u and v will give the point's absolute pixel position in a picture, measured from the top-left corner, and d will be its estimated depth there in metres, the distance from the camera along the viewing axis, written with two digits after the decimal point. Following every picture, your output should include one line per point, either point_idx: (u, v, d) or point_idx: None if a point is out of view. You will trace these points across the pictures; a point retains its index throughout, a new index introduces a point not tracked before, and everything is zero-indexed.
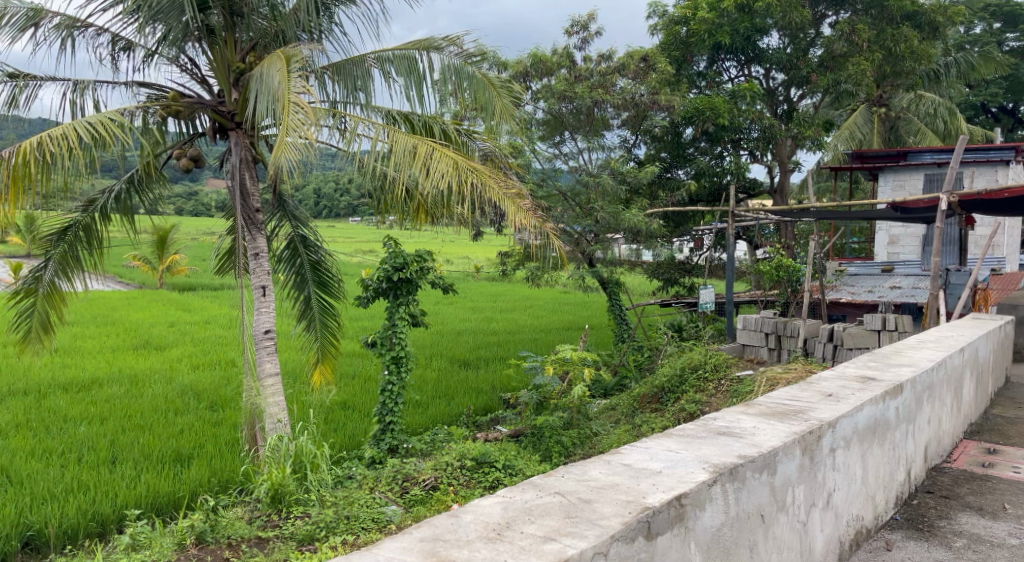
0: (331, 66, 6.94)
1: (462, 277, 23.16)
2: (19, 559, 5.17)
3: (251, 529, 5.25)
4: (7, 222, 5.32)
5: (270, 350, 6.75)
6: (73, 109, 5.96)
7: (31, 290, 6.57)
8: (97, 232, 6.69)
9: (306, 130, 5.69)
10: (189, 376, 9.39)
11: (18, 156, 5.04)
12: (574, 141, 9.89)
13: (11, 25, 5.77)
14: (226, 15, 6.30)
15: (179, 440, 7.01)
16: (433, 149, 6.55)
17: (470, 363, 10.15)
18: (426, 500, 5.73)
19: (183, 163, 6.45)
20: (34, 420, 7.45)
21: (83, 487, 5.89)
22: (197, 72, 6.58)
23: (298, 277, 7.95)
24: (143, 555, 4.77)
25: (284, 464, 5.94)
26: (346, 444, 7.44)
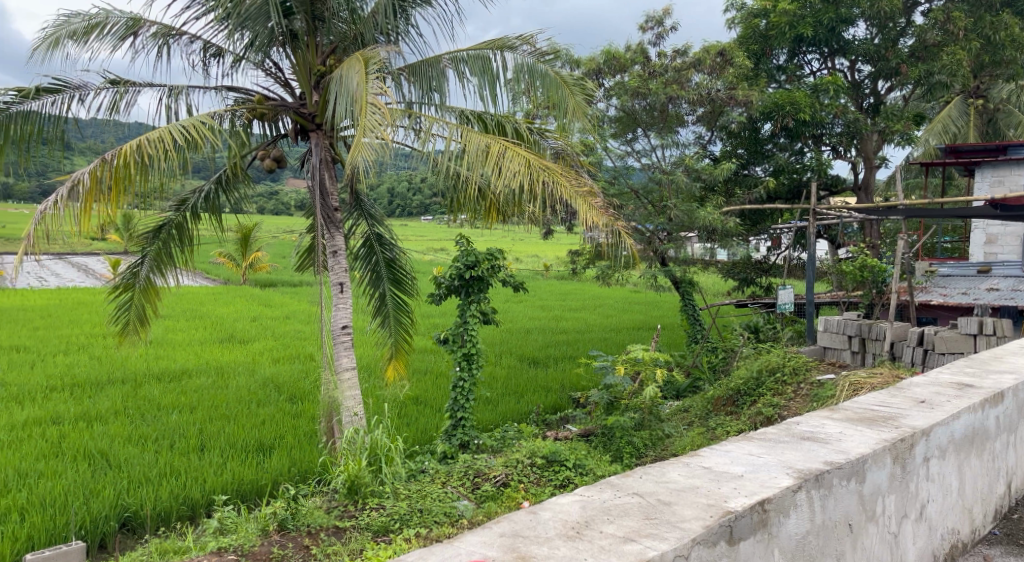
0: (407, 67, 7.07)
1: (532, 277, 23.25)
2: (119, 538, 5.46)
3: (329, 518, 5.39)
4: (109, 220, 5.64)
5: (348, 345, 6.91)
6: (169, 113, 6.24)
7: (128, 285, 6.92)
8: (188, 231, 6.98)
9: (383, 130, 5.82)
10: (271, 369, 9.70)
11: (119, 158, 5.33)
12: (647, 138, 9.81)
13: (113, 34, 6.09)
14: (309, 20, 6.50)
15: (262, 430, 7.26)
16: (506, 148, 6.60)
17: (540, 362, 10.17)
18: (498, 496, 5.77)
19: (267, 164, 6.68)
20: (131, 407, 7.85)
21: (175, 472, 6.17)
22: (281, 76, 6.80)
23: (374, 274, 8.14)
24: (230, 539, 5.03)
25: (360, 457, 6.07)
26: (418, 438, 7.59)
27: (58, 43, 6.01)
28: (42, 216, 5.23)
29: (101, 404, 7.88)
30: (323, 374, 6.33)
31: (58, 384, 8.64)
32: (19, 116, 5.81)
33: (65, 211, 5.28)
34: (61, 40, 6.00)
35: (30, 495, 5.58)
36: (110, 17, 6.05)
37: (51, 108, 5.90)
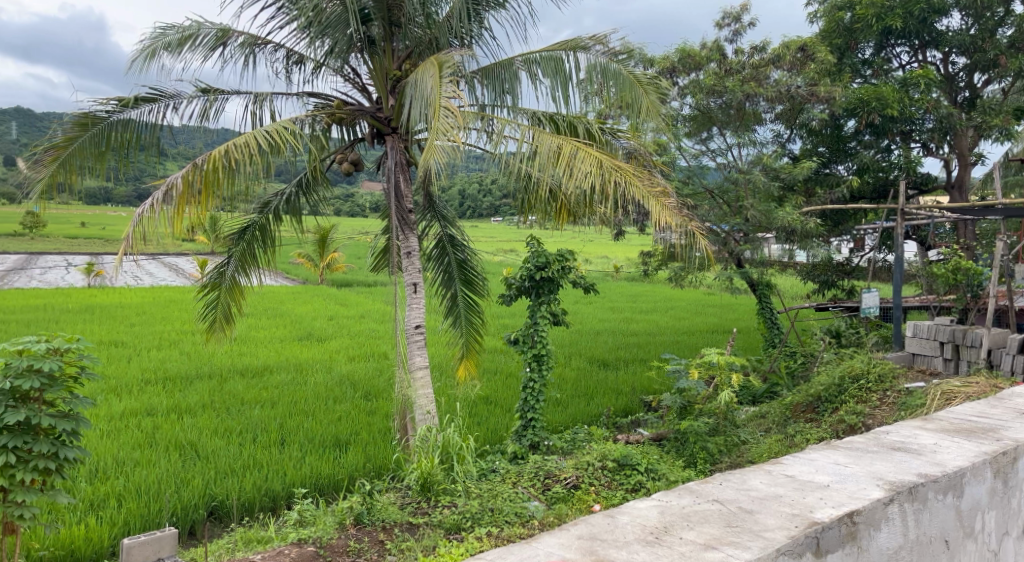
0: (480, 71, 7.13)
1: (602, 278, 23.15)
2: (207, 525, 5.71)
3: (403, 514, 5.48)
4: (199, 223, 5.89)
5: (421, 344, 7.00)
6: (254, 119, 6.46)
7: (215, 284, 7.19)
8: (271, 232, 7.23)
9: (455, 133, 5.88)
10: (347, 367, 9.92)
11: (208, 163, 5.56)
12: (722, 137, 9.69)
13: (203, 45, 6.34)
14: (385, 26, 6.62)
15: (338, 426, 7.45)
16: (578, 149, 6.58)
17: (610, 364, 10.09)
18: (568, 499, 5.78)
19: (344, 168, 6.83)
20: (217, 401, 8.15)
21: (259, 465, 6.39)
22: (359, 81, 6.97)
23: (446, 275, 8.25)
24: (310, 531, 5.21)
25: (432, 455, 6.13)
26: (489, 438, 7.65)
27: (154, 54, 6.30)
28: (140, 218, 5.49)
29: (190, 397, 8.21)
30: (397, 373, 6.43)
31: (151, 377, 9.05)
32: (119, 123, 6.12)
33: (159, 214, 5.53)
34: (157, 52, 6.29)
35: (127, 482, 5.88)
36: (201, 28, 6.30)
37: (148, 116, 6.21)
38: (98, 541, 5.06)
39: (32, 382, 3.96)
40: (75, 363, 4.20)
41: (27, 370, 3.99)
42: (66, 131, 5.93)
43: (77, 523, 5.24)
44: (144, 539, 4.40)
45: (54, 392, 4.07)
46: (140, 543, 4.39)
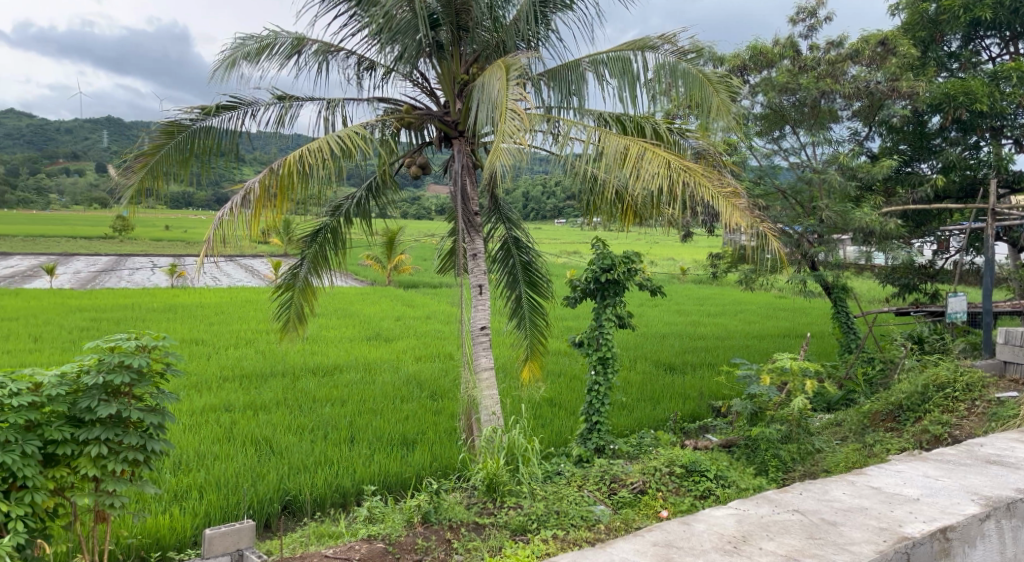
0: (546, 73, 7.12)
1: (668, 280, 22.87)
2: (280, 518, 5.86)
3: (469, 514, 5.49)
4: (274, 225, 6.06)
5: (486, 346, 6.99)
6: (327, 125, 6.60)
7: (289, 285, 7.39)
8: (342, 235, 7.39)
9: (521, 136, 5.89)
10: (414, 367, 10.04)
11: (284, 168, 5.71)
12: (796, 135, 9.47)
13: (279, 53, 6.50)
14: (453, 31, 6.66)
15: (405, 425, 7.54)
16: (645, 149, 6.50)
17: (677, 368, 9.93)
18: (635, 504, 5.74)
19: (413, 172, 6.93)
20: (290, 398, 8.35)
21: (330, 461, 6.52)
22: (427, 86, 7.03)
23: (510, 277, 8.25)
24: (379, 529, 5.28)
25: (498, 455, 6.13)
26: (553, 440, 7.63)
27: (234, 64, 6.50)
28: (220, 221, 5.71)
29: (265, 394, 8.44)
30: (462, 373, 6.45)
31: (229, 374, 9.35)
32: (201, 131, 6.35)
33: (238, 218, 5.73)
34: (237, 61, 6.49)
35: (208, 474, 6.10)
36: (278, 37, 6.46)
37: (228, 123, 6.38)
38: (180, 531, 5.27)
39: (122, 377, 4.14)
40: (161, 359, 4.36)
41: (117, 365, 4.18)
42: (153, 139, 6.18)
43: (161, 512, 5.48)
44: (224, 530, 4.64)
45: (142, 387, 4.24)
46: (220, 534, 4.63)
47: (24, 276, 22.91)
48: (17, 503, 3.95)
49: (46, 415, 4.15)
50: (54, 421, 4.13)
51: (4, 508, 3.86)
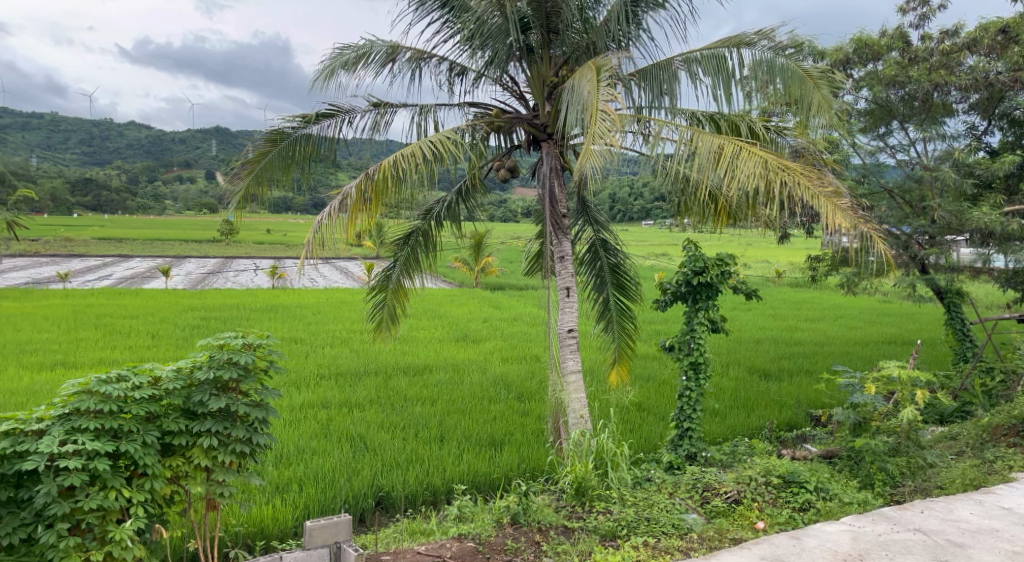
0: (637, 73, 7.00)
1: (763, 284, 22.14)
2: (374, 513, 5.96)
3: (559, 517, 5.43)
4: (370, 229, 6.19)
5: (575, 349, 6.91)
6: (420, 130, 6.70)
7: (383, 286, 7.57)
8: (433, 237, 7.49)
9: (612, 137, 5.80)
10: (501, 368, 10.07)
11: (379, 173, 5.82)
12: (904, 131, 9.03)
13: (374, 62, 6.63)
14: (544, 33, 6.63)
15: (493, 426, 7.55)
16: (741, 148, 6.29)
17: (772, 375, 9.57)
18: (729, 514, 5.58)
19: (501, 174, 7.05)
20: (383, 396, 8.50)
21: (420, 459, 6.59)
22: (517, 89, 7.04)
23: (598, 279, 8.16)
24: (469, 527, 5.29)
25: (587, 459, 6.06)
26: (643, 446, 7.50)
27: (332, 73, 6.69)
28: (319, 226, 5.89)
29: (359, 392, 8.62)
30: (549, 375, 6.37)
31: (325, 372, 9.62)
32: (302, 138, 6.53)
33: (336, 222, 5.92)
34: (335, 70, 6.67)
35: (307, 468, 6.28)
36: (373, 46, 6.60)
37: (326, 131, 6.55)
38: (282, 522, 5.47)
39: (230, 372, 4.32)
40: (265, 358, 4.48)
41: (226, 362, 4.36)
42: (258, 147, 6.41)
43: (264, 503, 5.70)
44: (323, 523, 4.75)
45: (249, 382, 4.40)
46: (320, 526, 4.74)
47: (143, 276, 24.55)
48: (138, 489, 4.13)
49: (164, 408, 4.34)
50: (171, 413, 4.32)
51: (126, 493, 4.03)
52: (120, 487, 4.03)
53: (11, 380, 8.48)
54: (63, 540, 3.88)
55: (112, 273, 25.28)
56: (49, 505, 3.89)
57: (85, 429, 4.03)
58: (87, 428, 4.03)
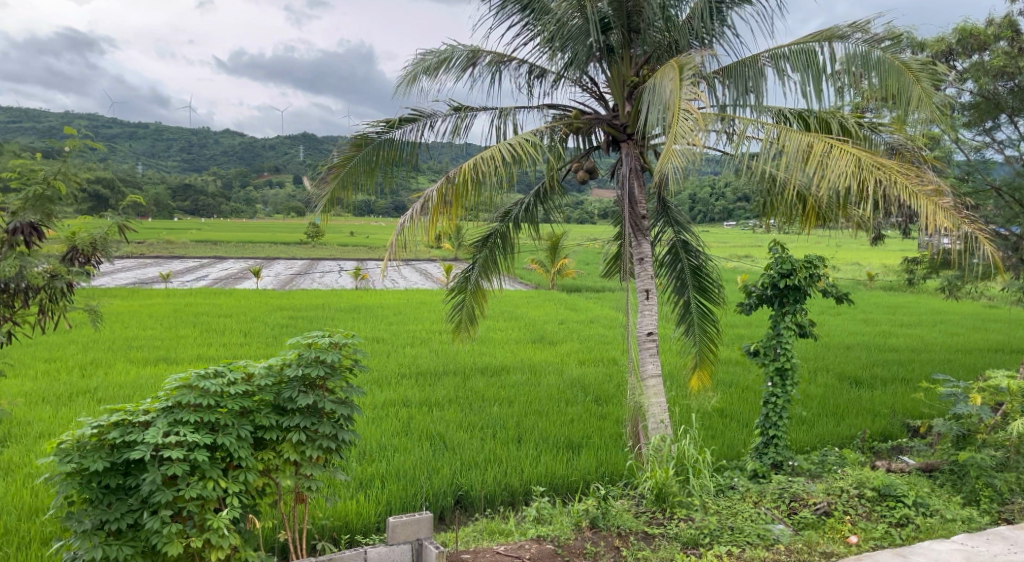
0: (722, 70, 6.81)
1: (853, 287, 21.31)
2: (453, 512, 5.97)
3: (639, 522, 5.34)
4: (450, 231, 6.23)
5: (654, 352, 6.77)
6: (500, 133, 6.72)
7: (461, 287, 7.60)
8: (511, 239, 7.49)
9: (695, 136, 5.65)
10: (579, 370, 9.98)
11: (460, 176, 5.85)
12: (1012, 126, 8.52)
13: (455, 66, 6.67)
14: (625, 33, 6.52)
15: (571, 428, 7.46)
16: (832, 146, 6.04)
17: (863, 383, 9.15)
18: (819, 526, 5.35)
19: (580, 176, 6.99)
20: (461, 396, 8.54)
21: (499, 460, 6.58)
22: (597, 90, 6.96)
23: (679, 282, 7.98)
24: (548, 529, 5.24)
25: (668, 465, 5.90)
26: (726, 453, 7.29)
27: (415, 78, 6.76)
28: (402, 228, 5.99)
29: (438, 391, 8.69)
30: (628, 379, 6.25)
31: (405, 371, 9.73)
32: (386, 143, 6.62)
33: (417, 224, 6.00)
34: (417, 76, 6.75)
35: (389, 465, 6.36)
36: (454, 51, 6.64)
37: (408, 135, 6.60)
38: (365, 516, 5.55)
39: (318, 370, 4.41)
40: (350, 356, 4.57)
41: (314, 359, 4.45)
42: (344, 152, 6.54)
43: (348, 498, 5.80)
44: (405, 520, 4.78)
45: (335, 380, 4.47)
46: (403, 522, 4.77)
47: (235, 276, 25.60)
48: (233, 480, 4.25)
49: (256, 403, 4.47)
50: (262, 408, 4.44)
51: (223, 483, 4.15)
52: (218, 478, 4.16)
53: (116, 374, 8.92)
54: (166, 526, 4.01)
55: (207, 273, 26.42)
56: (154, 492, 4.02)
57: (186, 422, 4.17)
58: (188, 421, 4.16)
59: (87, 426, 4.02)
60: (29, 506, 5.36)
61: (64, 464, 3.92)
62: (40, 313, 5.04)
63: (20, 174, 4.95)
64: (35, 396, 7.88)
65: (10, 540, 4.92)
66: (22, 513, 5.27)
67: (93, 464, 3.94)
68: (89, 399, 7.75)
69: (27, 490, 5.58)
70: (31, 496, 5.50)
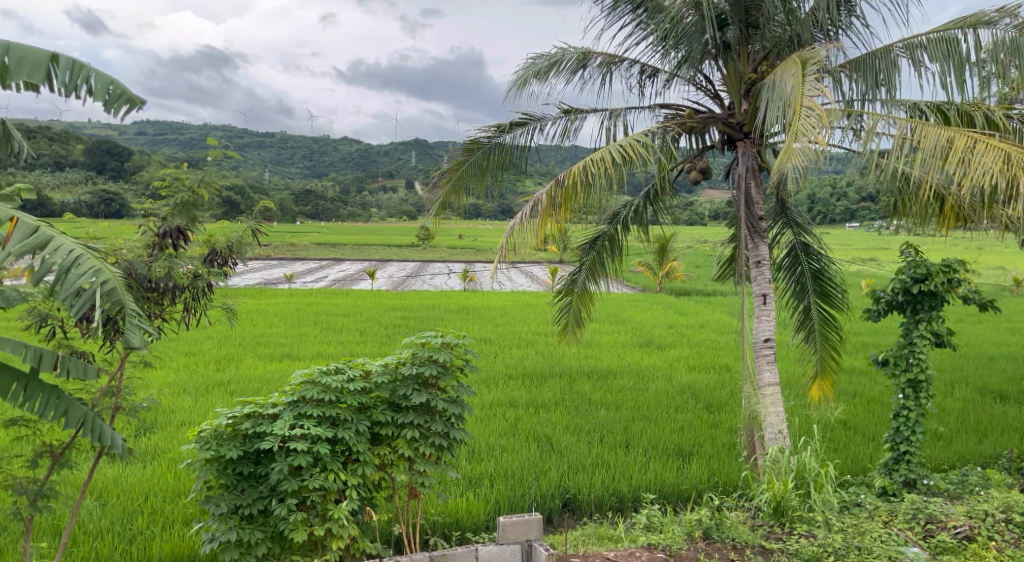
0: (849, 63, 6.41)
1: (996, 293, 19.72)
2: (561, 515, 5.87)
3: (756, 536, 5.09)
4: (558, 233, 6.17)
5: (770, 359, 6.46)
6: (610, 135, 6.59)
7: (569, 290, 7.50)
8: (619, 242, 7.34)
9: (818, 134, 5.33)
10: (688, 376, 9.68)
11: (569, 179, 5.78)
12: None
13: (565, 69, 6.59)
14: (742, 28, 6.25)
15: (681, 435, 7.22)
16: (976, 141, 5.55)
17: (1009, 399, 8.41)
18: (960, 551, 4.93)
19: (692, 176, 6.73)
20: (567, 399, 8.44)
21: (606, 464, 6.44)
22: (712, 88, 6.71)
23: (798, 287, 7.57)
24: (659, 538, 5.06)
25: (786, 477, 5.62)
26: (850, 467, 6.87)
27: (525, 83, 6.73)
28: (511, 231, 5.99)
29: (545, 393, 8.63)
30: (743, 387, 5.97)
31: (513, 372, 9.72)
32: (496, 148, 6.59)
33: (527, 227, 6.05)
34: (528, 80, 6.71)
35: (498, 465, 6.35)
36: (565, 53, 6.56)
37: (518, 139, 6.54)
38: (475, 514, 5.54)
39: (430, 369, 4.42)
40: (461, 356, 4.57)
41: (427, 358, 4.47)
42: (455, 157, 6.59)
43: (458, 495, 5.82)
44: (515, 519, 4.73)
45: (446, 380, 4.46)
46: (512, 522, 4.72)
47: (352, 277, 26.52)
48: (352, 473, 4.30)
49: (373, 400, 4.53)
50: (379, 405, 4.51)
51: (343, 475, 4.21)
52: (338, 470, 4.22)
53: (247, 368, 9.35)
54: (293, 513, 4.10)
55: (326, 275, 27.47)
56: (281, 481, 4.14)
57: (309, 416, 4.28)
58: (311, 415, 4.27)
59: (224, 416, 4.19)
60: (173, 488, 5.65)
61: (204, 450, 4.09)
62: (184, 311, 5.29)
63: (168, 182, 5.23)
64: (176, 387, 8.36)
65: (155, 519, 5.19)
66: (166, 494, 5.55)
67: (229, 452, 4.08)
68: (223, 391, 8.14)
69: (171, 473, 5.89)
70: (175, 479, 5.80)
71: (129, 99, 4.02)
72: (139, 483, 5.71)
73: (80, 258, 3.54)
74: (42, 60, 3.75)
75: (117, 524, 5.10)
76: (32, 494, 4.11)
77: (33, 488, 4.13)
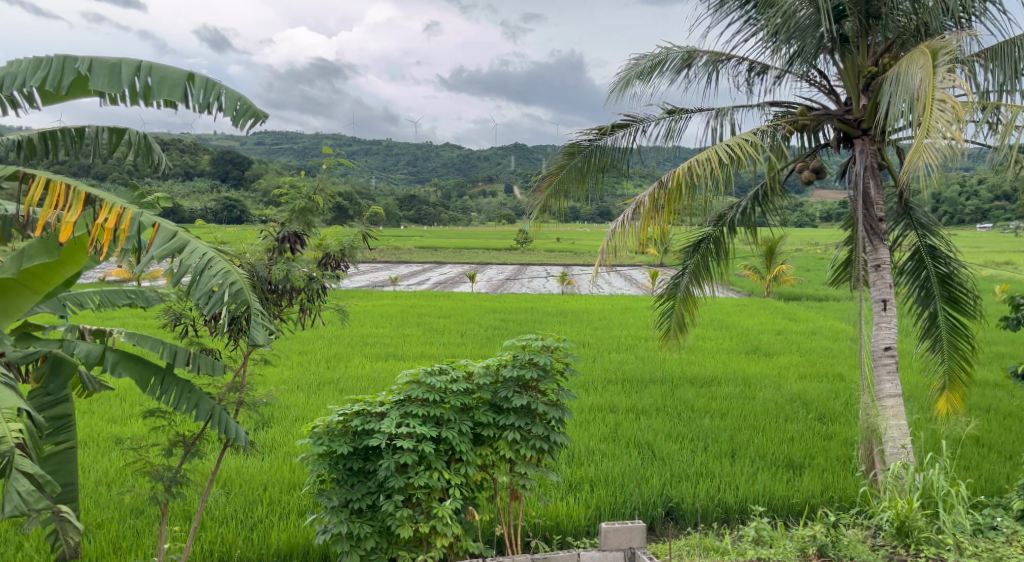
0: (985, 52, 5.94)
1: None
2: (664, 524, 5.68)
3: (877, 556, 4.74)
4: (662, 235, 5.98)
5: (892, 369, 6.06)
6: (716, 135, 6.36)
7: (672, 293, 7.28)
8: (726, 244, 7.08)
9: (953, 127, 4.92)
10: (799, 385, 9.24)
11: (673, 180, 5.59)
12: None
13: (670, 68, 6.41)
14: (862, 20, 5.89)
15: (791, 447, 6.88)
16: None
17: None
18: None
19: (805, 176, 6.37)
20: (670, 406, 8.20)
21: (711, 474, 6.20)
22: (827, 84, 6.37)
23: (923, 292, 7.07)
24: (769, 553, 4.80)
25: (910, 495, 5.20)
26: (984, 487, 6.35)
27: (628, 84, 6.58)
28: (614, 233, 5.86)
29: (646, 399, 8.42)
30: (861, 398, 5.61)
31: (612, 377, 9.55)
32: (597, 150, 6.48)
33: (628, 229, 5.88)
34: (630, 81, 6.56)
35: (598, 470, 6.22)
36: (669, 53, 6.37)
37: (621, 140, 6.37)
38: (576, 519, 5.43)
39: (532, 371, 4.35)
40: (562, 360, 4.48)
41: (527, 361, 4.41)
42: (557, 160, 6.53)
43: (559, 499, 5.74)
44: (618, 526, 4.59)
45: (547, 382, 4.38)
46: (615, 529, 4.59)
47: (453, 280, 26.89)
48: (456, 472, 4.28)
49: (475, 401, 4.50)
50: (481, 406, 4.47)
51: (447, 474, 4.20)
52: (442, 469, 4.21)
53: (354, 368, 9.56)
54: (399, 509, 4.11)
55: (429, 277, 28.04)
56: (388, 477, 4.15)
57: (415, 415, 4.29)
58: (417, 414, 4.28)
59: (335, 413, 4.26)
60: (288, 480, 5.81)
61: (316, 445, 4.17)
62: (300, 312, 5.43)
63: (282, 189, 5.39)
64: (290, 384, 8.65)
65: (273, 510, 5.35)
66: (282, 486, 5.72)
67: (340, 447, 4.15)
68: (333, 389, 8.37)
69: (286, 467, 6.06)
70: (290, 473, 5.96)
71: (254, 114, 4.14)
72: (257, 475, 5.91)
73: (211, 261, 3.67)
74: (179, 79, 3.91)
75: (239, 512, 5.28)
76: (168, 480, 4.30)
77: (168, 475, 4.33)
